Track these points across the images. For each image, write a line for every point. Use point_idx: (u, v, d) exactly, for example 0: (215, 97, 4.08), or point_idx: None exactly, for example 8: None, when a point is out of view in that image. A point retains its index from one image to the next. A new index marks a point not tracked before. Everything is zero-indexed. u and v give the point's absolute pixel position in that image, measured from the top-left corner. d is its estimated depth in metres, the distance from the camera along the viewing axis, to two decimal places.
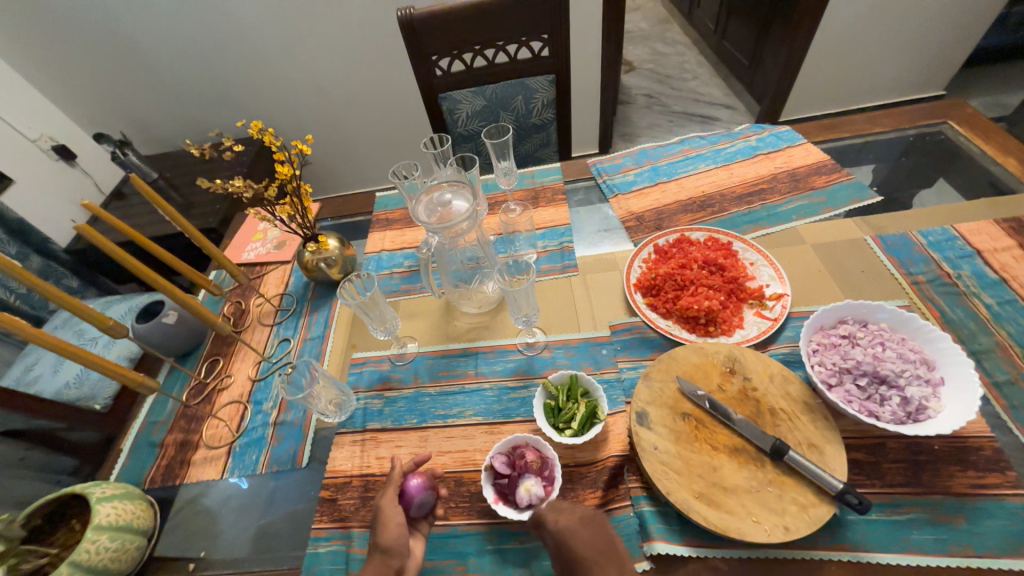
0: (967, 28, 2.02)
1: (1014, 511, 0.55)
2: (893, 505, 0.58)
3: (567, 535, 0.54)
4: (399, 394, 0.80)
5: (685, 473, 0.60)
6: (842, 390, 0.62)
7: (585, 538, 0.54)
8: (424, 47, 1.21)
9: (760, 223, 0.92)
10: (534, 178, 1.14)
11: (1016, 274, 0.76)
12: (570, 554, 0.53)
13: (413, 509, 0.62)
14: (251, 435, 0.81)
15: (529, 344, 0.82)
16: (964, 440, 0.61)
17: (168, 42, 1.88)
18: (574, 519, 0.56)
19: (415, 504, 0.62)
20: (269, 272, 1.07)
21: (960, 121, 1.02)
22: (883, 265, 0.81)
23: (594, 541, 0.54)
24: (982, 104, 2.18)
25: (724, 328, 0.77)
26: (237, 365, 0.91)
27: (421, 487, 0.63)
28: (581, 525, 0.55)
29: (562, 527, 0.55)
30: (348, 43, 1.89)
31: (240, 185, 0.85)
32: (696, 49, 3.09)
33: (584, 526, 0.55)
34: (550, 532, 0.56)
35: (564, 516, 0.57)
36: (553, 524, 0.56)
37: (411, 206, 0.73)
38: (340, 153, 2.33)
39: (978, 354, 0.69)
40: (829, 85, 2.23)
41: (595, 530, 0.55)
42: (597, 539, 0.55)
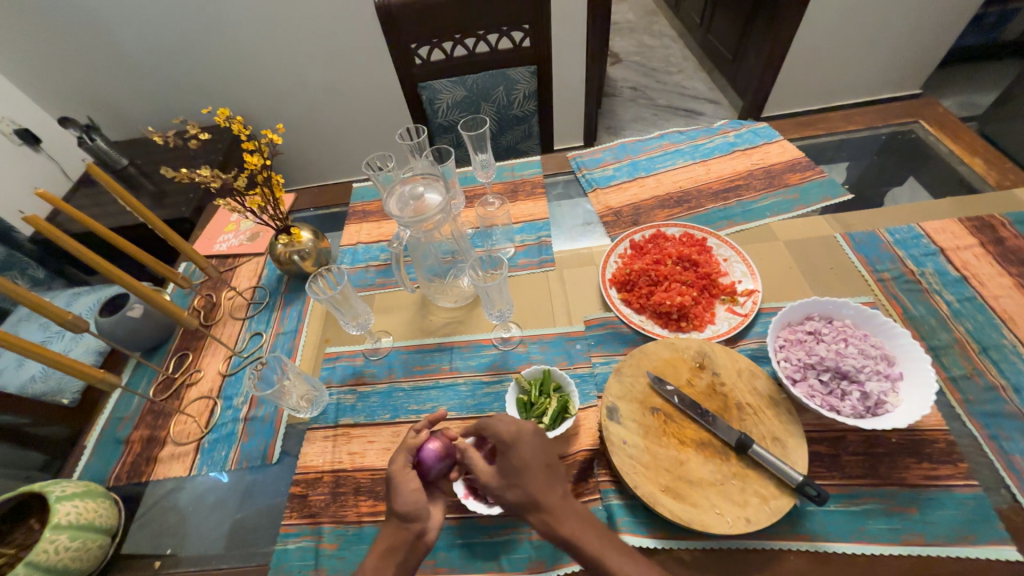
0: (943, 28, 2.06)
1: (963, 501, 0.57)
2: (850, 496, 0.60)
3: (520, 445, 0.56)
4: (373, 388, 0.80)
5: (652, 466, 0.61)
6: (806, 384, 0.64)
7: (536, 451, 0.56)
8: (402, 35, 1.18)
9: (734, 219, 0.93)
10: (513, 171, 1.14)
11: (976, 271, 0.78)
12: (517, 465, 0.55)
13: (429, 474, 0.62)
14: (220, 431, 0.79)
15: (504, 339, 0.82)
16: (920, 433, 0.63)
17: (136, 22, 1.80)
18: (530, 429, 0.58)
19: (431, 470, 0.61)
20: (241, 265, 1.05)
21: (930, 121, 1.04)
22: (851, 262, 0.82)
23: (541, 455, 0.56)
24: (956, 103, 2.23)
25: (696, 324, 0.78)
26: (207, 360, 0.89)
27: (439, 453, 0.61)
28: (534, 436, 0.57)
29: (517, 437, 0.56)
30: (328, 28, 1.84)
31: (207, 175, 0.82)
32: (682, 42, 3.08)
33: (536, 437, 0.57)
34: (503, 435, 0.57)
35: (521, 424, 0.58)
36: (506, 432, 0.56)
37: (384, 200, 0.72)
38: (320, 142, 2.28)
39: (937, 350, 0.71)
40: (811, 82, 2.25)
41: (544, 445, 0.58)
42: (544, 453, 0.57)
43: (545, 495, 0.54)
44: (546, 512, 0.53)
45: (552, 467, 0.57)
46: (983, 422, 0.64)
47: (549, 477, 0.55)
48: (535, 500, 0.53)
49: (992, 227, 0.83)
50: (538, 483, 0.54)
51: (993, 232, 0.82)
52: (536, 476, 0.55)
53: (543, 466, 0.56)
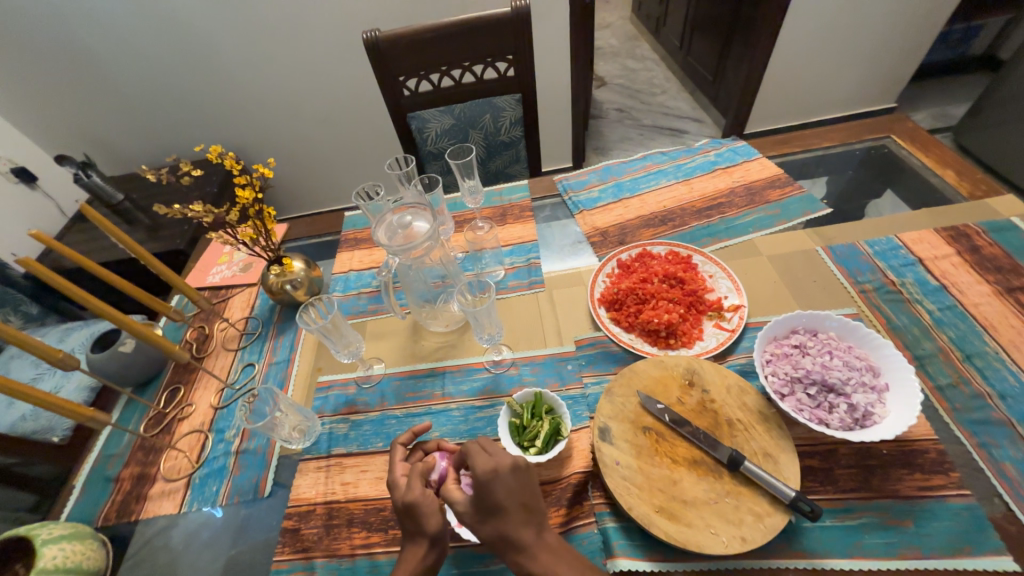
0: (913, 45, 2.15)
1: (957, 511, 0.57)
2: (845, 510, 0.60)
3: (494, 484, 0.53)
4: (365, 417, 0.80)
5: (645, 487, 0.61)
6: (794, 399, 0.64)
7: (512, 491, 0.54)
8: (390, 68, 1.22)
9: (718, 236, 0.95)
10: (501, 196, 1.16)
11: (955, 279, 0.80)
12: (491, 504, 0.53)
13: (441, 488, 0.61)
14: (211, 466, 0.78)
15: (496, 362, 0.83)
16: (910, 443, 0.64)
17: (133, 63, 1.85)
18: (507, 465, 0.55)
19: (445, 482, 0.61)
20: (234, 296, 1.05)
21: (901, 135, 1.08)
22: (833, 275, 0.84)
23: (517, 492, 0.54)
24: (930, 116, 2.31)
25: (684, 341, 0.78)
26: (198, 393, 0.89)
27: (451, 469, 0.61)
28: (511, 472, 0.54)
29: (493, 475, 0.53)
30: (320, 62, 1.91)
31: (200, 210, 0.83)
32: (664, 65, 3.19)
33: (513, 475, 0.54)
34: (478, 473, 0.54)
35: (498, 457, 0.55)
36: (482, 471, 0.54)
37: (372, 230, 0.72)
38: (314, 172, 2.32)
39: (922, 359, 0.72)
40: (790, 100, 2.33)
41: (521, 482, 0.55)
42: (522, 489, 0.55)
43: (524, 532, 0.53)
44: (526, 546, 0.52)
45: (528, 506, 0.55)
46: (972, 430, 0.64)
47: (525, 513, 0.54)
48: (517, 532, 0.53)
49: (967, 236, 0.85)
50: (513, 523, 0.54)
51: (969, 241, 0.84)
52: (511, 513, 0.53)
53: (519, 506, 0.54)
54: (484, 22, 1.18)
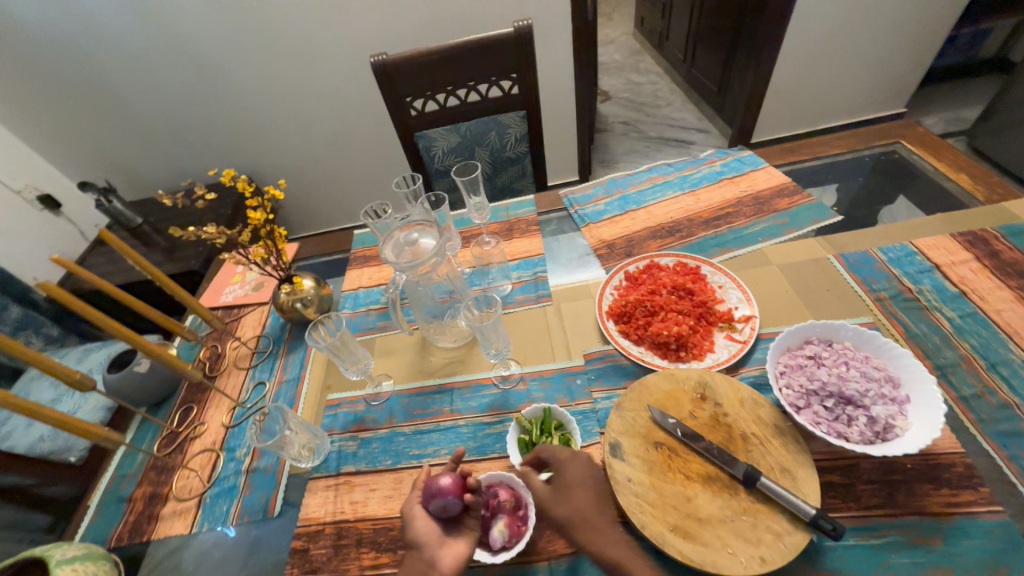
0: (920, 51, 2.13)
1: (989, 529, 0.55)
2: (869, 528, 0.57)
3: (569, 466, 0.62)
4: (374, 434, 0.79)
5: (658, 505, 0.59)
6: (810, 412, 0.62)
7: (585, 475, 0.62)
8: (398, 90, 1.25)
9: (727, 246, 0.94)
10: (507, 211, 1.17)
11: (975, 286, 0.77)
12: (566, 484, 0.61)
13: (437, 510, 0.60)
14: (222, 485, 0.78)
15: (504, 377, 0.82)
16: (935, 457, 0.61)
17: (155, 94, 1.94)
18: (570, 458, 0.63)
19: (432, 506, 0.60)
20: (246, 315, 1.06)
21: (911, 140, 1.07)
22: (847, 284, 0.82)
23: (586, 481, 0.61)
24: (942, 120, 2.29)
25: (695, 353, 0.77)
26: (210, 412, 0.89)
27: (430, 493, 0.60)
28: (581, 462, 0.63)
29: (568, 458, 0.63)
30: (330, 86, 1.97)
31: (214, 232, 0.85)
32: (668, 77, 3.22)
33: (575, 466, 0.63)
34: (557, 455, 0.64)
35: (564, 450, 0.64)
36: (560, 452, 0.64)
37: (380, 249, 0.73)
38: (326, 191, 2.37)
39: (944, 369, 0.69)
40: (797, 109, 2.33)
41: (592, 473, 0.63)
42: (592, 481, 0.62)
43: None
44: None
45: (595, 497, 0.60)
46: (1001, 443, 0.61)
47: (597, 498, 0.60)
48: None
49: (985, 241, 0.83)
50: (586, 504, 0.59)
51: (988, 246, 0.82)
52: (577, 497, 0.59)
53: (590, 491, 0.61)
54: (487, 43, 1.21)
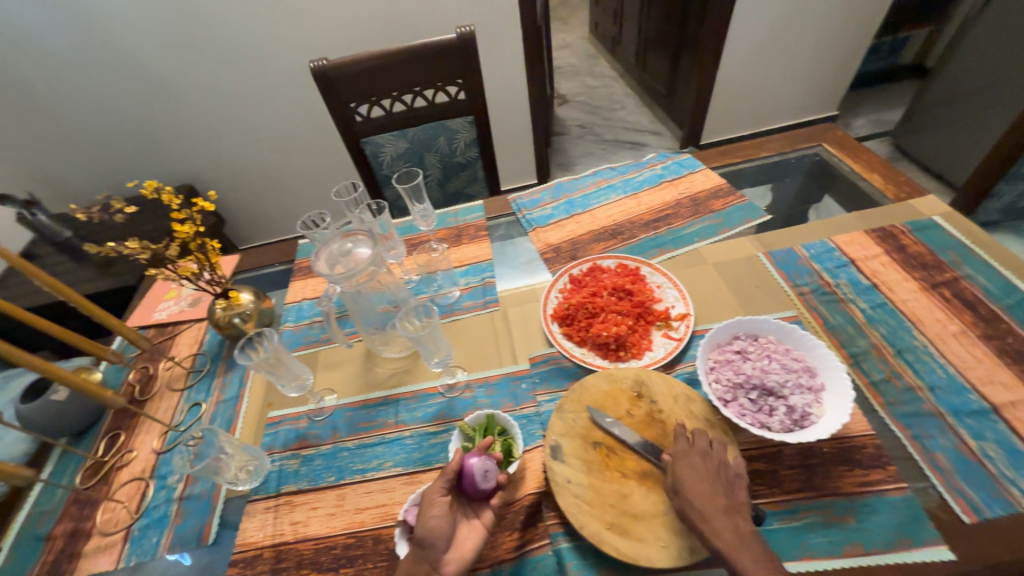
0: (847, 57, 2.28)
1: (895, 504, 0.59)
2: (791, 512, 0.61)
3: (683, 459, 0.60)
4: (317, 451, 0.77)
5: (596, 503, 0.61)
6: (736, 404, 0.66)
7: (699, 468, 0.59)
8: (340, 96, 1.23)
9: (665, 247, 0.98)
10: (456, 217, 1.16)
11: (885, 278, 0.84)
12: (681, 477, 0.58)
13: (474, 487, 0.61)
14: (151, 515, 0.74)
15: (450, 385, 0.82)
16: (850, 439, 0.65)
17: (84, 99, 1.83)
18: (696, 451, 0.60)
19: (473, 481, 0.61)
20: (181, 332, 1.01)
21: (832, 142, 1.14)
22: (774, 280, 0.87)
23: (712, 476, 0.58)
24: (870, 122, 2.47)
25: (633, 352, 0.80)
26: (140, 438, 0.84)
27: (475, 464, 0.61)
28: (699, 456, 0.60)
29: (684, 450, 0.61)
30: (276, 90, 1.91)
31: (136, 247, 0.81)
32: (622, 81, 3.30)
33: (702, 460, 0.60)
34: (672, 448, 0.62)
35: (687, 444, 0.61)
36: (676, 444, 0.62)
37: (312, 261, 0.71)
38: (278, 199, 2.29)
39: (858, 357, 0.75)
40: (740, 112, 2.44)
41: (713, 467, 0.59)
42: (712, 475, 0.58)
43: None
44: None
45: (721, 492, 0.57)
46: (905, 423, 0.66)
47: (722, 491, 0.57)
48: None
49: (894, 236, 0.90)
50: (700, 496, 0.56)
51: (896, 240, 0.89)
52: (697, 486, 0.57)
53: (709, 484, 0.57)
54: (430, 49, 1.21)
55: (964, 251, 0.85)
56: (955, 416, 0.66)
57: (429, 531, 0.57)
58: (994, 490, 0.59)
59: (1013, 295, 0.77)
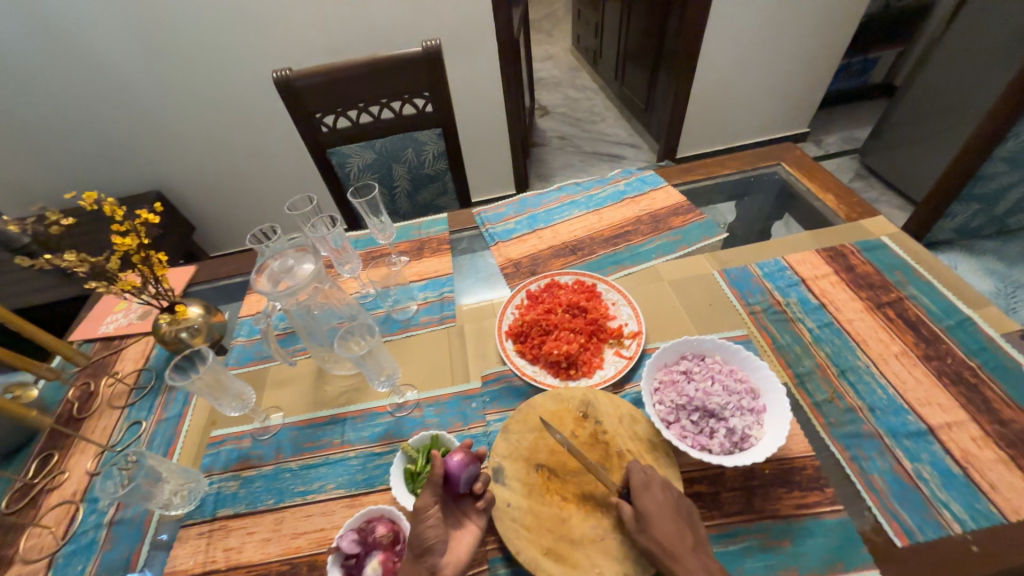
0: (817, 76, 2.34)
1: (830, 527, 0.59)
2: (729, 535, 0.60)
3: (645, 492, 0.58)
4: (258, 472, 0.75)
5: (534, 528, 0.60)
6: (678, 426, 0.66)
7: (662, 500, 0.57)
8: (305, 106, 1.21)
9: (623, 264, 0.98)
10: (420, 230, 1.15)
11: (833, 298, 0.85)
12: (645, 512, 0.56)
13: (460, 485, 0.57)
14: (79, 541, 0.71)
15: (399, 404, 0.80)
16: (790, 461, 0.65)
17: (44, 103, 1.77)
18: (658, 483, 0.59)
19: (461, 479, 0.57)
20: (128, 347, 0.98)
21: (790, 162, 1.16)
22: (727, 298, 0.88)
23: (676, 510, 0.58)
24: (839, 139, 2.54)
25: (585, 370, 0.79)
26: (75, 459, 0.81)
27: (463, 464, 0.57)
28: (659, 488, 0.59)
29: (645, 484, 0.59)
30: (248, 97, 1.89)
31: (73, 259, 0.78)
32: (603, 94, 3.34)
33: (665, 493, 0.59)
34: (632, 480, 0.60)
35: (649, 475, 0.60)
36: (637, 478, 0.60)
37: (251, 277, 0.72)
38: (251, 205, 2.26)
39: (803, 377, 0.75)
40: (714, 127, 2.49)
41: (672, 499, 0.58)
42: (673, 505, 0.58)
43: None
44: None
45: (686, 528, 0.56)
46: (844, 444, 0.67)
47: (686, 524, 0.57)
48: None
49: (844, 256, 0.91)
50: (667, 533, 0.54)
51: (845, 260, 0.90)
52: (663, 522, 0.55)
53: (672, 518, 0.56)
54: (396, 61, 1.20)
55: (909, 272, 0.86)
56: (893, 437, 0.67)
57: (429, 542, 0.53)
58: (927, 513, 0.60)
59: (954, 316, 0.79)
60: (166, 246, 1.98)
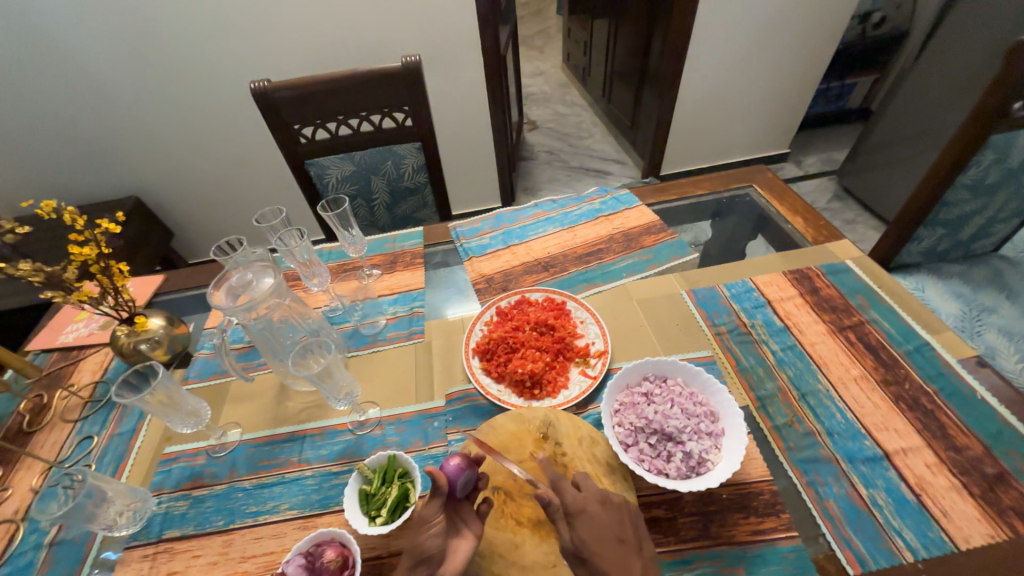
0: (796, 100, 2.40)
1: (784, 555, 0.59)
2: (684, 562, 0.60)
3: (582, 513, 0.55)
4: (210, 491, 0.73)
5: (486, 554, 0.59)
6: (636, 449, 0.65)
7: (604, 520, 0.55)
8: (282, 117, 1.21)
9: (594, 282, 0.98)
10: (394, 243, 1.15)
11: (796, 320, 0.86)
12: (586, 540, 0.53)
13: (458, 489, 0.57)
14: (15, 563, 0.68)
15: (360, 422, 0.79)
16: (748, 486, 0.65)
17: (20, 105, 1.75)
18: (595, 499, 0.57)
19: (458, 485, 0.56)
20: (86, 358, 0.95)
21: (761, 184, 1.19)
22: (693, 319, 0.88)
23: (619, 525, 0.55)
24: (818, 161, 2.60)
25: (549, 390, 0.79)
26: (20, 475, 0.78)
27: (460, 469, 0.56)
28: (598, 507, 0.56)
29: (582, 505, 0.55)
30: (232, 105, 1.88)
31: (29, 269, 0.75)
32: (591, 110, 3.39)
33: (607, 508, 0.56)
34: (568, 502, 0.56)
35: (590, 491, 0.57)
36: (572, 498, 0.56)
37: (209, 290, 0.71)
38: (233, 212, 2.24)
39: (764, 400, 0.76)
40: (697, 145, 2.53)
41: (611, 517, 0.56)
42: (613, 524, 0.55)
43: None
44: None
45: (630, 543, 0.54)
46: (802, 469, 0.67)
47: (630, 539, 0.55)
48: None
49: (809, 278, 0.93)
50: (612, 561, 0.52)
51: (810, 283, 0.92)
52: (607, 550, 0.52)
53: (615, 540, 0.53)
54: (376, 76, 1.21)
55: (871, 296, 0.88)
56: (850, 462, 0.67)
57: (427, 551, 0.54)
58: (880, 540, 0.60)
59: (912, 340, 0.80)
60: (143, 252, 1.95)
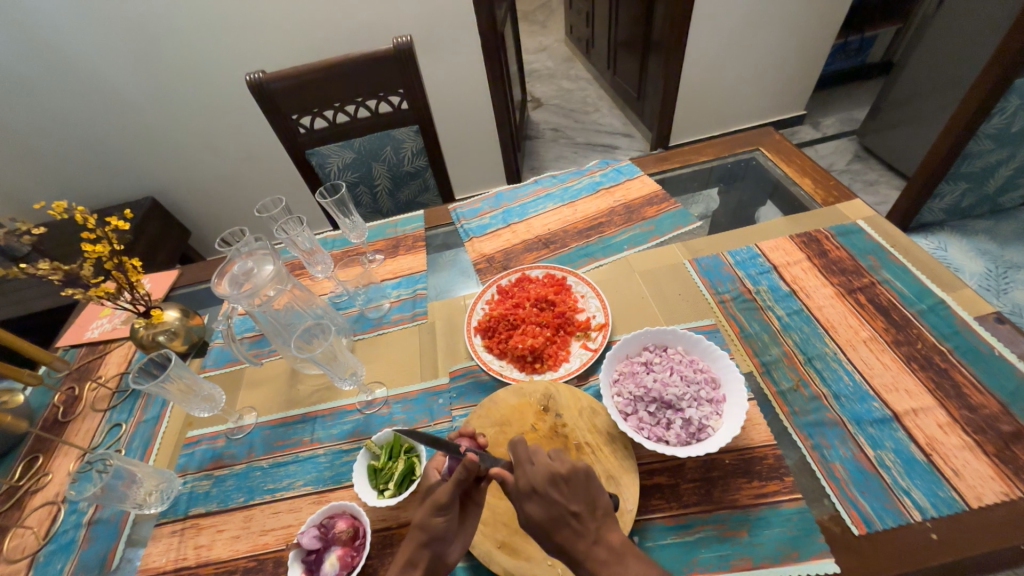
0: (812, 57, 2.28)
1: (788, 517, 0.58)
2: (685, 526, 0.60)
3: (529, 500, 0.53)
4: (229, 471, 0.76)
5: (490, 522, 0.61)
6: (636, 418, 0.66)
7: (561, 493, 0.53)
8: (280, 108, 1.22)
9: (594, 256, 0.98)
10: (396, 227, 1.16)
11: (804, 284, 0.84)
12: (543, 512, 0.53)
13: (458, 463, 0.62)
14: (59, 541, 0.73)
15: (367, 402, 0.81)
16: (752, 451, 0.65)
17: (35, 112, 1.80)
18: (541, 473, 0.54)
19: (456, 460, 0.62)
20: (111, 351, 1.00)
21: (769, 147, 1.15)
22: (696, 288, 0.87)
23: (571, 494, 0.54)
24: (836, 121, 2.49)
25: (550, 363, 0.79)
26: (58, 461, 0.84)
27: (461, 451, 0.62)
28: (552, 481, 0.54)
29: (529, 493, 0.54)
30: (235, 101, 1.90)
31: (47, 269, 0.80)
32: (596, 83, 3.30)
33: (565, 479, 0.55)
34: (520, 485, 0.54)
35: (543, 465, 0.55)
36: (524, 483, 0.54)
37: (212, 281, 0.75)
38: (245, 207, 2.29)
39: (769, 365, 0.75)
40: (707, 112, 2.44)
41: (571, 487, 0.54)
42: (570, 491, 0.54)
43: None
44: None
45: (580, 508, 0.53)
46: (807, 433, 0.66)
47: (581, 503, 0.54)
48: None
49: (817, 241, 0.90)
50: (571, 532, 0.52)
51: (819, 245, 0.89)
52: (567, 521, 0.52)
53: (575, 511, 0.53)
54: (369, 59, 1.20)
55: (883, 256, 0.85)
56: (857, 425, 0.66)
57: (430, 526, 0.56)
58: (888, 501, 0.59)
59: (926, 299, 0.77)
60: (162, 250, 2.01)
